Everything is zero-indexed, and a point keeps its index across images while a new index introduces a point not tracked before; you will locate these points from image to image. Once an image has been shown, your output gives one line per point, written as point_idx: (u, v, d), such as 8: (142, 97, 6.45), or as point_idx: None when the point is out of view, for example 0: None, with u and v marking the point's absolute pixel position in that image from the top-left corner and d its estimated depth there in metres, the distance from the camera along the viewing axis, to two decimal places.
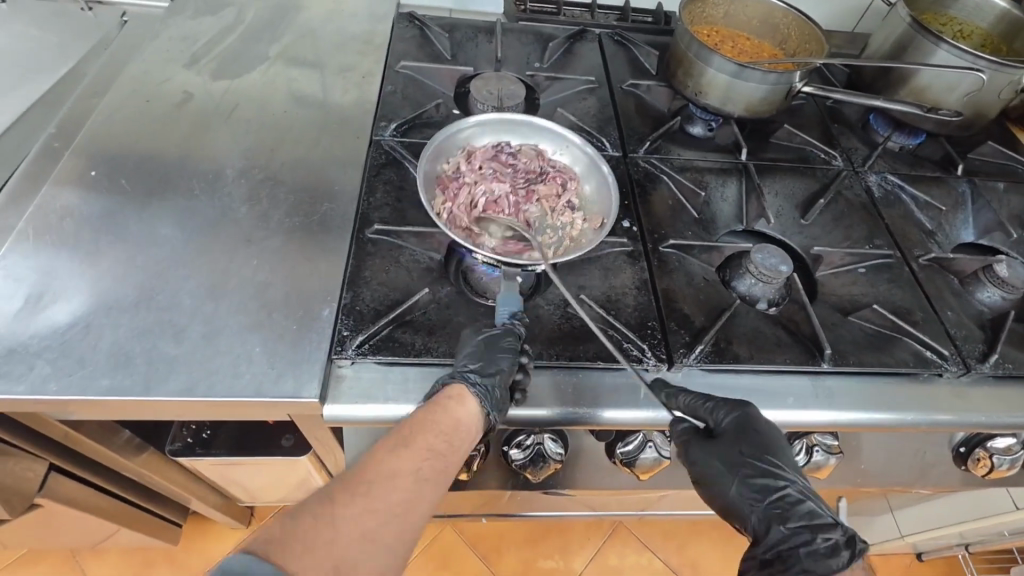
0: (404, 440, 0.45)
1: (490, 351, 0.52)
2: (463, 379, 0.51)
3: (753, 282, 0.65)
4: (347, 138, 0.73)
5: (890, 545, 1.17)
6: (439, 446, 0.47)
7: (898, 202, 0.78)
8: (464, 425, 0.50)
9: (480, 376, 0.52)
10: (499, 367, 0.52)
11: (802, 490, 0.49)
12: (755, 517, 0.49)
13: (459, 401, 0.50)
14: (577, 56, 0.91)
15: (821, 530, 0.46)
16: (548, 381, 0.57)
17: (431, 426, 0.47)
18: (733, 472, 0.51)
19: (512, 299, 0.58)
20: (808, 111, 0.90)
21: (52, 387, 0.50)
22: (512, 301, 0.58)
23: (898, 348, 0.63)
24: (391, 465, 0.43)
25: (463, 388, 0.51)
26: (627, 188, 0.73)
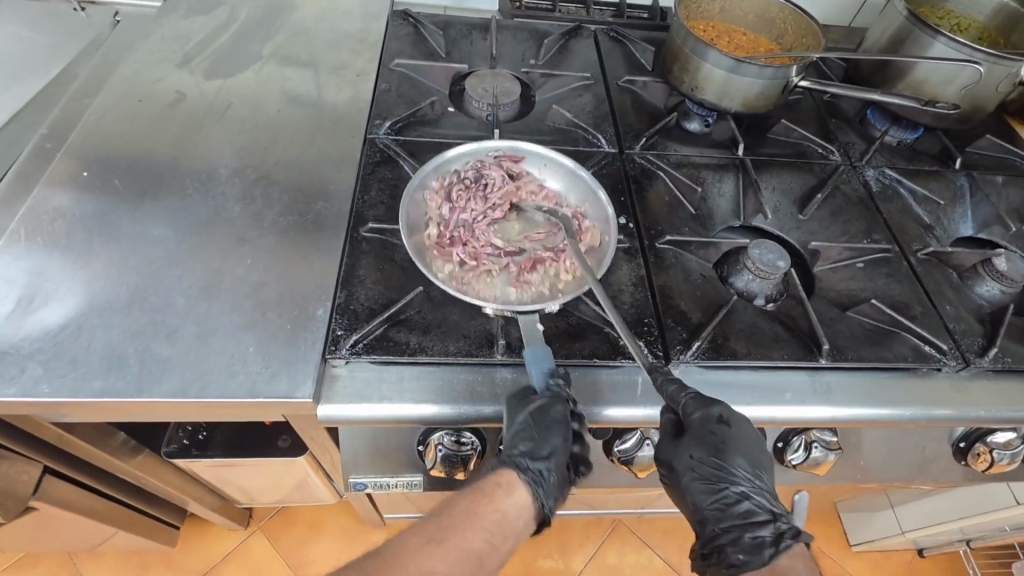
0: (437, 536, 0.47)
1: (548, 431, 0.51)
2: (515, 467, 0.52)
3: (750, 278, 0.65)
4: (342, 136, 0.73)
5: (890, 541, 1.16)
6: (479, 547, 0.48)
7: (896, 197, 0.78)
8: (511, 519, 0.50)
9: (532, 459, 0.52)
10: (553, 446, 0.52)
11: (748, 487, 0.51)
12: (702, 512, 0.51)
13: (507, 490, 0.51)
14: (572, 53, 0.90)
15: (755, 529, 0.49)
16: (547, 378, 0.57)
17: (475, 521, 0.49)
18: (689, 470, 0.51)
19: (544, 354, 0.54)
20: (805, 106, 0.89)
21: (43, 389, 0.49)
22: (544, 357, 0.54)
23: (896, 343, 0.62)
24: (421, 562, 0.45)
25: (513, 477, 0.52)
26: (623, 184, 0.72)
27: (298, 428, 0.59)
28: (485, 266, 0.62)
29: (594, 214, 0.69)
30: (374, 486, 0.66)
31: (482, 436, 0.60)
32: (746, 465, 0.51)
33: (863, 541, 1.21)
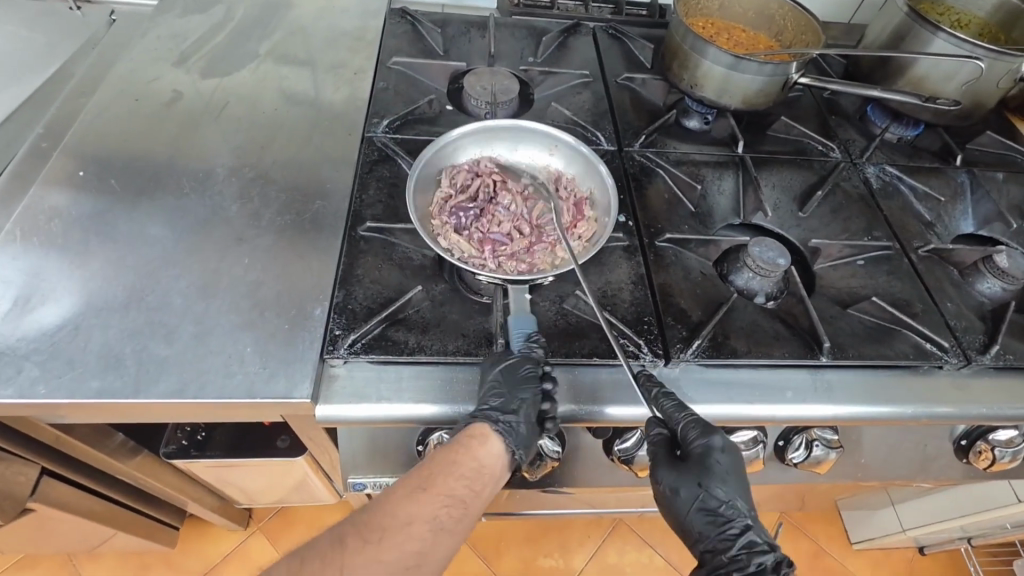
0: (422, 485, 0.48)
1: (520, 384, 0.51)
2: (486, 419, 0.51)
3: (750, 276, 0.64)
4: (340, 135, 0.72)
5: (892, 539, 1.16)
6: (461, 492, 0.48)
7: (896, 193, 0.78)
8: (487, 468, 0.50)
9: (502, 412, 0.52)
10: (524, 400, 0.51)
11: (750, 515, 0.50)
12: (704, 542, 0.51)
13: (481, 441, 0.50)
14: (571, 50, 0.90)
15: (759, 555, 0.48)
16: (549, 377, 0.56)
17: (451, 471, 0.48)
18: (689, 499, 0.51)
19: (525, 321, 0.56)
20: (805, 103, 0.89)
21: (40, 390, 0.49)
22: (525, 323, 0.56)
23: (897, 341, 0.62)
24: (407, 510, 0.46)
25: (486, 428, 0.51)
26: (623, 182, 0.72)
27: (297, 428, 0.59)
28: (496, 254, 0.62)
29: (599, 199, 0.68)
30: (374, 487, 0.66)
31: None
32: (742, 492, 0.51)
33: (865, 539, 1.21)
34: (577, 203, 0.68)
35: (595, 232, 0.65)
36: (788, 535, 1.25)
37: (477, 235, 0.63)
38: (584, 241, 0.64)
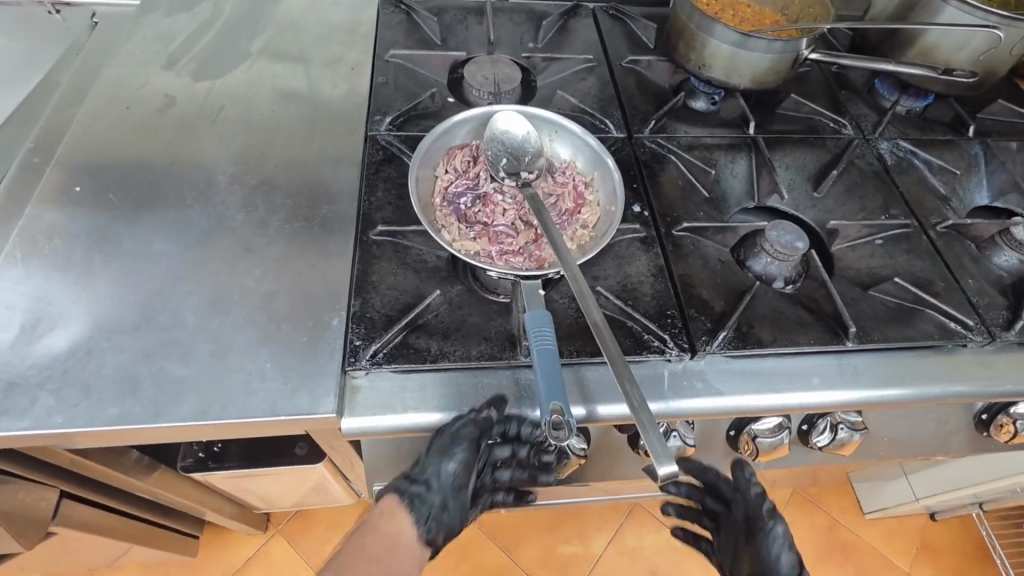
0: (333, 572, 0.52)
1: (443, 456, 0.51)
2: (393, 493, 0.55)
3: (768, 261, 0.64)
4: (341, 133, 0.70)
5: (904, 508, 1.17)
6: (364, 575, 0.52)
7: (911, 168, 0.76)
8: (399, 541, 0.53)
9: (411, 485, 0.54)
10: (436, 471, 0.53)
11: None
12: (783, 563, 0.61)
13: (389, 515, 0.54)
14: (572, 34, 0.87)
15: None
16: (585, 377, 0.55)
17: (361, 551, 0.53)
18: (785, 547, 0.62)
19: (543, 318, 0.52)
20: (814, 78, 0.87)
21: (56, 419, 0.48)
22: (542, 321, 0.51)
23: (921, 321, 0.62)
24: None
25: (394, 501, 0.54)
26: (634, 170, 0.70)
27: (320, 439, 0.58)
28: (500, 243, 0.59)
29: (600, 186, 0.65)
30: None
31: None
32: None
33: (878, 508, 1.23)
34: (577, 189, 0.64)
35: (599, 219, 0.62)
36: (801, 508, 1.26)
37: (481, 225, 0.60)
38: (588, 229, 0.62)
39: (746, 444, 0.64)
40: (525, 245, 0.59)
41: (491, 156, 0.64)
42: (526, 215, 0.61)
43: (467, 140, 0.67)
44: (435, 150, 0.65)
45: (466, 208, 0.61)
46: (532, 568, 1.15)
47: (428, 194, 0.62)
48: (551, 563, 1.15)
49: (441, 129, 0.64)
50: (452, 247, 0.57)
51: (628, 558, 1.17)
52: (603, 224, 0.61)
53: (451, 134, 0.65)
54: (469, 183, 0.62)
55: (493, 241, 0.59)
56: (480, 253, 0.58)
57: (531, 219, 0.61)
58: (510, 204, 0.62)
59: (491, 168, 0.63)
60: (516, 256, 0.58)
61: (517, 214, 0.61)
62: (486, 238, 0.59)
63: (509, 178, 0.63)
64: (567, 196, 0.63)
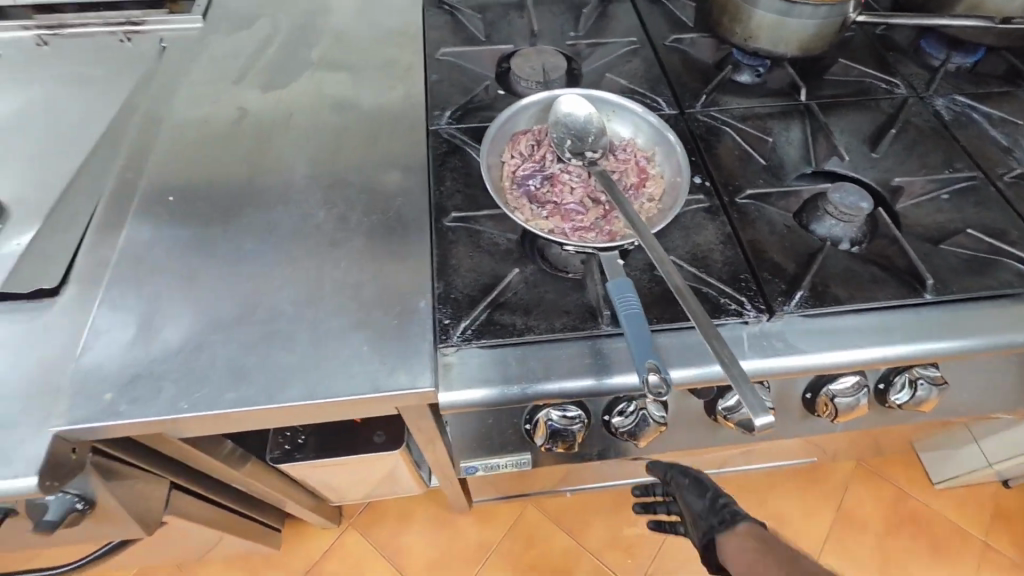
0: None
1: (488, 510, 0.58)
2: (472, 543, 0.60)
3: (833, 223, 0.65)
4: (404, 130, 0.73)
5: (977, 474, 1.15)
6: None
7: (970, 123, 0.76)
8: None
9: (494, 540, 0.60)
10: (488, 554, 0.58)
11: None
12: None
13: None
14: (612, 19, 0.89)
15: None
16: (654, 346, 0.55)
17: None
18: None
19: (625, 285, 0.54)
20: (859, 41, 0.87)
21: (182, 406, 0.52)
22: (625, 288, 0.53)
23: (999, 270, 0.61)
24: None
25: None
26: (691, 144, 0.72)
27: (412, 418, 0.61)
28: (570, 219, 0.62)
29: (661, 161, 0.67)
30: (485, 469, 0.69)
31: (585, 407, 0.61)
32: None
33: (949, 477, 1.20)
34: (639, 165, 0.66)
35: (664, 191, 0.64)
36: (866, 481, 1.24)
37: (551, 204, 0.63)
38: (654, 201, 0.64)
39: (823, 406, 0.64)
40: (595, 220, 0.62)
41: (556, 138, 0.66)
42: (593, 192, 0.64)
43: (530, 126, 0.70)
44: (501, 137, 0.68)
45: (535, 189, 0.64)
46: (599, 548, 1.16)
47: (497, 179, 0.65)
48: (617, 545, 1.16)
49: (506, 117, 0.67)
50: (528, 225, 0.59)
51: None
52: (669, 195, 0.63)
53: (515, 122, 0.69)
54: (536, 165, 0.65)
55: (565, 217, 0.62)
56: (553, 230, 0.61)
57: (598, 196, 0.63)
58: (577, 182, 0.64)
59: (556, 149, 0.66)
60: (588, 231, 0.61)
61: (585, 191, 0.64)
62: (557, 215, 0.62)
63: (574, 158, 0.66)
64: (630, 172, 0.66)
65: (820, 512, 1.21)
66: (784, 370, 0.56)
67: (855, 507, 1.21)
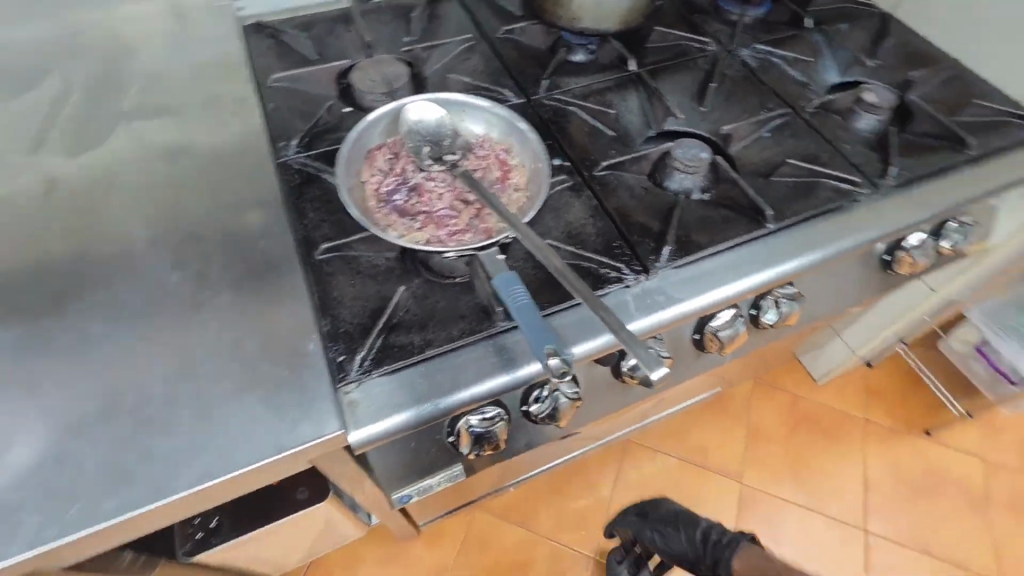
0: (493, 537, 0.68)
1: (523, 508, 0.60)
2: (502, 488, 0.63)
3: (682, 176, 0.71)
4: (251, 167, 0.68)
5: (847, 363, 1.33)
6: None
7: (772, 66, 0.86)
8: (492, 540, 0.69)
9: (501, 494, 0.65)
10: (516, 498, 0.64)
11: None
12: None
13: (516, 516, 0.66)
14: (443, 19, 0.89)
15: None
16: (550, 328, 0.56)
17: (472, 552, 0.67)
18: None
19: (511, 278, 0.55)
20: (668, 8, 0.95)
21: (51, 533, 0.44)
22: (513, 281, 0.54)
23: (820, 190, 0.71)
24: None
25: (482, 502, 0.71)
26: (544, 128, 0.74)
27: (329, 467, 0.57)
28: (445, 224, 0.63)
29: (519, 150, 0.70)
30: (419, 493, 0.68)
31: (501, 403, 0.62)
32: None
33: (826, 372, 1.37)
34: (499, 159, 0.69)
35: (528, 179, 0.67)
36: (765, 395, 1.39)
37: (423, 214, 0.64)
38: (521, 191, 0.67)
39: (710, 341, 0.70)
40: (470, 221, 0.63)
41: (412, 148, 0.67)
42: (461, 193, 0.65)
43: (383, 139, 0.69)
44: (355, 157, 0.67)
45: (404, 203, 0.65)
46: (552, 531, 1.19)
47: (362, 201, 0.64)
48: (568, 522, 1.20)
49: (355, 135, 0.66)
50: (405, 243, 0.61)
51: (634, 491, 1.24)
52: (534, 182, 0.67)
53: (366, 139, 0.68)
54: (398, 179, 0.66)
55: (439, 224, 0.63)
56: (431, 239, 0.62)
57: (467, 196, 0.64)
58: (443, 186, 0.65)
59: (414, 159, 0.67)
60: (465, 233, 0.62)
61: (453, 193, 0.65)
62: (432, 224, 0.63)
63: (435, 162, 0.67)
64: (493, 167, 0.68)
65: (734, 433, 1.33)
66: (671, 320, 0.60)
67: (761, 421, 1.35)
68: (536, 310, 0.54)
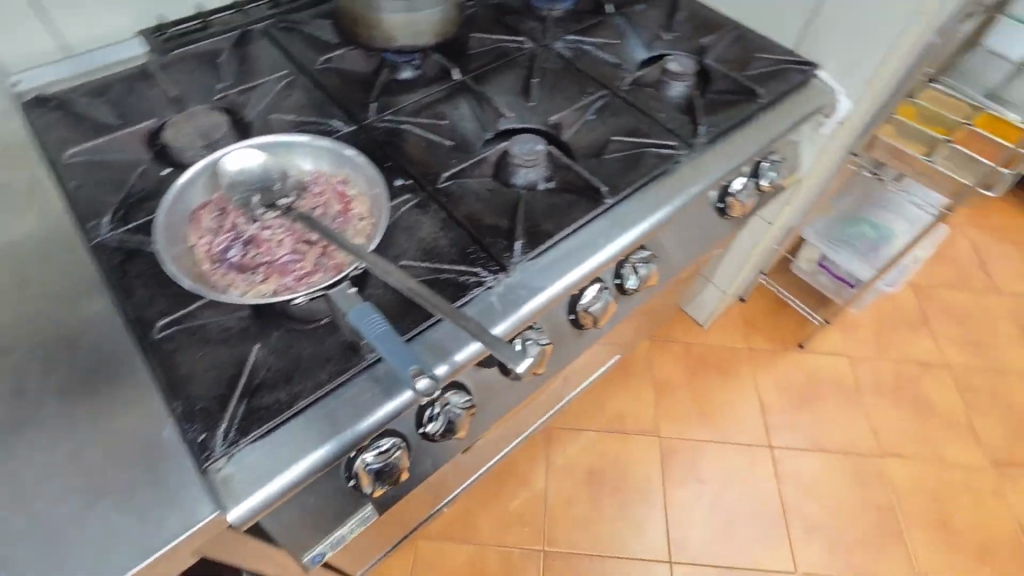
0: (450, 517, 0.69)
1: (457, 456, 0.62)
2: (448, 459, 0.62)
3: (525, 171, 0.74)
4: (59, 255, 0.61)
5: (722, 303, 1.46)
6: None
7: (584, 54, 0.92)
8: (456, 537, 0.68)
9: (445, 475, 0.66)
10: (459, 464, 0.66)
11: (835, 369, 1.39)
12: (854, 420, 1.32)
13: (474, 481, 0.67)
14: (255, 59, 0.86)
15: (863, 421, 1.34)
16: (420, 349, 0.56)
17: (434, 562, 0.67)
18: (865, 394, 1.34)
19: (367, 308, 0.54)
20: (481, 14, 0.98)
21: None
22: (369, 311, 0.54)
23: (645, 158, 0.77)
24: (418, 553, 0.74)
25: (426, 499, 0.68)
26: (379, 151, 0.74)
27: (220, 553, 0.53)
28: (290, 269, 0.61)
29: (354, 179, 0.70)
30: (333, 547, 0.64)
31: (395, 433, 0.60)
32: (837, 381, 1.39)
33: (708, 316, 1.50)
34: (336, 192, 0.68)
35: (370, 206, 0.67)
36: (662, 350, 1.48)
37: (265, 264, 0.61)
38: (365, 218, 0.66)
39: (584, 318, 0.74)
40: (317, 260, 0.61)
41: (239, 201, 0.65)
42: (301, 234, 0.63)
43: (207, 198, 0.67)
44: (178, 224, 0.64)
45: (242, 258, 0.62)
46: (497, 537, 1.19)
47: (195, 267, 0.61)
48: (510, 523, 1.21)
49: (172, 197, 0.64)
50: (248, 300, 0.58)
51: (566, 473, 1.27)
52: (376, 208, 0.67)
53: (188, 198, 0.66)
54: (231, 236, 0.63)
55: (284, 271, 0.61)
56: (278, 289, 0.59)
57: (308, 236, 0.63)
58: (281, 232, 0.63)
59: (243, 212, 0.65)
60: (314, 273, 0.60)
61: (292, 237, 0.63)
62: (276, 273, 0.61)
63: (267, 210, 0.65)
64: (331, 201, 0.67)
65: (643, 392, 1.41)
66: (536, 309, 0.62)
67: (664, 374, 1.44)
68: (397, 334, 0.53)
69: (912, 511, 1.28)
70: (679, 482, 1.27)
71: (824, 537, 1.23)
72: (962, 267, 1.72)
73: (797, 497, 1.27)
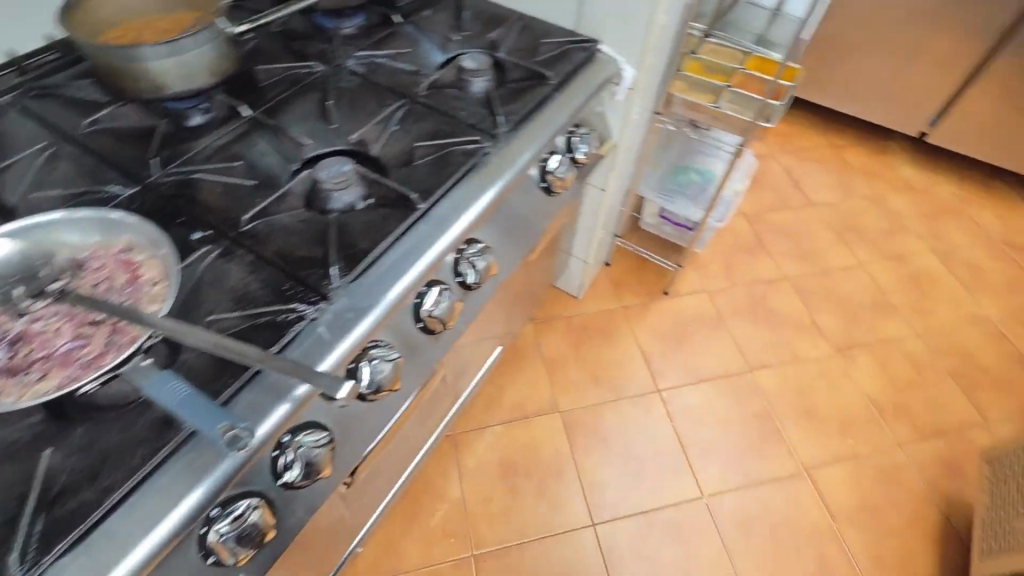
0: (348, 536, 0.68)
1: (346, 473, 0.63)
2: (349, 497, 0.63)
3: (341, 193, 0.73)
4: None
5: (588, 272, 1.55)
6: None
7: (379, 67, 0.93)
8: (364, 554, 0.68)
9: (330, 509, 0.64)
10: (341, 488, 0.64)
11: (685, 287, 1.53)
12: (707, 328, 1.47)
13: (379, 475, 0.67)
14: (6, 137, 0.77)
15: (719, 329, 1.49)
16: (243, 405, 0.54)
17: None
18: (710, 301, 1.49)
19: (164, 376, 0.52)
20: (266, 44, 0.95)
21: None
22: (164, 378, 0.52)
23: (452, 156, 0.79)
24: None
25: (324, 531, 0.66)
26: (170, 208, 0.70)
27: None
28: (71, 357, 0.55)
29: (139, 242, 0.65)
30: None
31: (252, 492, 0.58)
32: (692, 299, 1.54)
33: (579, 287, 1.58)
34: (119, 262, 0.63)
35: (162, 267, 0.62)
36: (546, 330, 1.54)
37: (42, 359, 0.55)
38: (158, 282, 0.61)
39: (432, 323, 0.75)
40: (103, 340, 0.55)
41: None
42: (80, 317, 0.58)
43: None
44: None
45: (12, 359, 0.55)
46: (426, 556, 1.17)
47: None
48: (435, 539, 1.20)
49: None
50: (23, 402, 0.52)
51: (480, 472, 1.29)
52: (168, 268, 0.62)
53: None
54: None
55: (65, 361, 0.55)
56: (61, 382, 0.53)
57: (90, 317, 0.57)
58: (57, 320, 0.58)
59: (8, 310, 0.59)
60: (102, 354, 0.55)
61: (70, 323, 0.57)
62: (56, 365, 0.54)
63: (36, 303, 0.59)
64: (116, 274, 0.62)
65: (536, 373, 1.46)
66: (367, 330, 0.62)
67: (552, 351, 1.50)
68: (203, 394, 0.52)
69: (785, 409, 1.44)
70: (586, 448, 1.33)
71: (720, 457, 1.35)
72: (780, 190, 1.96)
73: (690, 427, 1.39)
